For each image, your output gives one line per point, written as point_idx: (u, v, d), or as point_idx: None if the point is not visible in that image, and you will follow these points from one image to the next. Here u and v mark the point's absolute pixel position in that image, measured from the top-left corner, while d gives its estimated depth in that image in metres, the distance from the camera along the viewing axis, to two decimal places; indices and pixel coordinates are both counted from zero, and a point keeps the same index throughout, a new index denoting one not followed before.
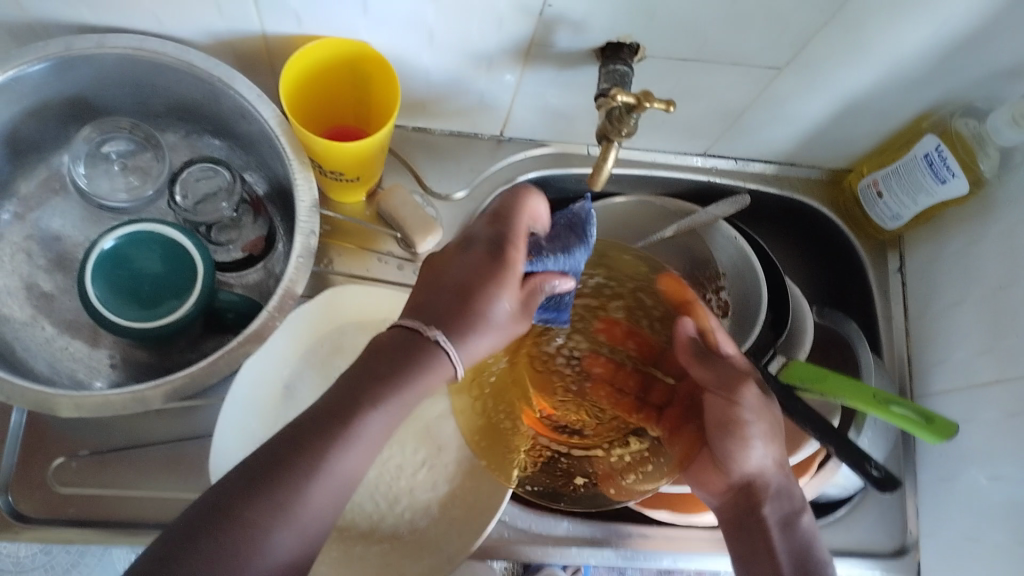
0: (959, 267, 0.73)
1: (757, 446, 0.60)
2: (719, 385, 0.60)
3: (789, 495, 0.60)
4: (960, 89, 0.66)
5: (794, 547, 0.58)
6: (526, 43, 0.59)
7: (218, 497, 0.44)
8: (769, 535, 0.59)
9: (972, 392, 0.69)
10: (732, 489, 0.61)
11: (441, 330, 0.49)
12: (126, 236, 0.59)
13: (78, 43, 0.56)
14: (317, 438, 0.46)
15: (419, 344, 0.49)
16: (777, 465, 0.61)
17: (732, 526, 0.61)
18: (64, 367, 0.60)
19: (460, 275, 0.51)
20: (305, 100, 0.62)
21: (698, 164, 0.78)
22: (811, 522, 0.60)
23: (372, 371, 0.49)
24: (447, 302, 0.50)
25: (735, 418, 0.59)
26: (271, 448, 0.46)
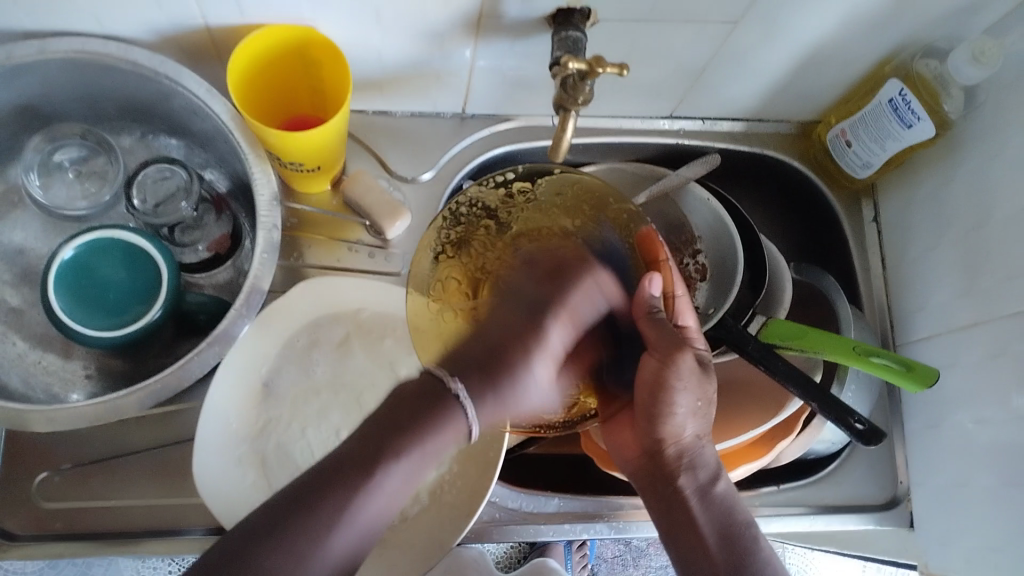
0: (932, 212, 0.72)
1: (683, 419, 0.56)
2: (655, 353, 0.52)
3: (702, 463, 0.58)
4: (921, 30, 0.65)
5: (716, 521, 0.57)
6: (476, 16, 0.58)
7: (246, 537, 0.45)
8: (691, 508, 0.57)
9: (953, 336, 0.69)
10: (650, 450, 0.58)
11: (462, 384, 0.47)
12: (84, 245, 0.58)
13: (18, 51, 0.55)
14: (336, 489, 0.46)
15: (441, 398, 0.47)
16: (698, 433, 0.58)
17: (650, 489, 0.59)
18: (39, 381, 0.60)
19: (494, 331, 0.51)
20: (255, 91, 0.61)
21: (666, 127, 0.78)
22: (729, 491, 0.58)
23: (387, 430, 0.48)
24: (477, 356, 0.50)
25: (664, 389, 0.53)
26: (288, 494, 0.47)
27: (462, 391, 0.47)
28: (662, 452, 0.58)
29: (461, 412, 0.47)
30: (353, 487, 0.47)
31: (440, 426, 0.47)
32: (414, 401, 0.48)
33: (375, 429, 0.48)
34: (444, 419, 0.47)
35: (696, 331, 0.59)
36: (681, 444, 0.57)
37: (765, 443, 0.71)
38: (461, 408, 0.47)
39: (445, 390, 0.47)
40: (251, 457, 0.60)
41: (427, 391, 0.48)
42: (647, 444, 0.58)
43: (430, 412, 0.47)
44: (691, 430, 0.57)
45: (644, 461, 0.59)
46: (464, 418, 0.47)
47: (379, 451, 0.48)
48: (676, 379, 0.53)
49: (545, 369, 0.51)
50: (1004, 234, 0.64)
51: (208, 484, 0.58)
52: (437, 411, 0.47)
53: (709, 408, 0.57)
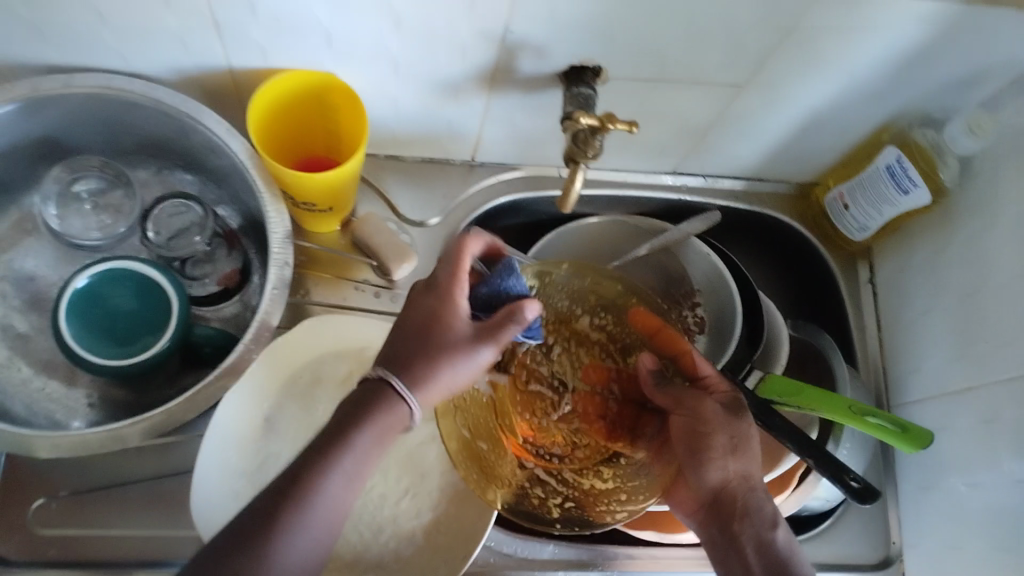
0: (927, 275, 0.74)
1: (724, 460, 0.59)
2: (677, 408, 0.59)
3: (757, 510, 0.58)
4: (918, 100, 0.68)
5: (769, 562, 0.56)
6: (490, 70, 0.60)
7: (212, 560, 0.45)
8: (743, 553, 0.57)
9: (946, 399, 0.70)
10: (704, 503, 0.60)
11: (398, 376, 0.51)
12: (99, 275, 0.59)
13: (46, 84, 0.57)
14: (286, 509, 0.47)
15: (382, 392, 0.51)
16: (749, 480, 0.59)
17: (710, 542, 0.60)
18: (42, 408, 0.60)
19: (417, 317, 0.52)
20: (274, 133, 0.63)
21: (669, 182, 0.80)
22: (787, 536, 0.58)
23: (339, 424, 0.49)
24: (409, 344, 0.52)
25: (701, 436, 0.58)
26: (239, 524, 0.46)
27: (397, 380, 0.50)
28: (720, 497, 0.59)
29: (404, 402, 0.50)
30: (301, 497, 0.47)
31: (378, 418, 0.50)
32: (358, 400, 0.50)
33: (320, 441, 0.49)
34: (385, 411, 0.50)
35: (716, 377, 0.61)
36: (728, 484, 0.59)
37: None
38: (404, 401, 0.50)
39: (391, 389, 0.51)
40: (249, 491, 0.60)
41: (361, 398, 0.50)
42: (703, 494, 0.60)
43: (370, 404, 0.50)
44: (739, 469, 0.59)
45: (703, 515, 0.61)
46: (407, 408, 0.50)
47: (321, 455, 0.49)
48: (700, 422, 0.58)
49: (466, 365, 0.51)
50: (999, 300, 0.66)
51: (206, 513, 0.58)
52: (379, 402, 0.50)
53: (751, 448, 0.59)
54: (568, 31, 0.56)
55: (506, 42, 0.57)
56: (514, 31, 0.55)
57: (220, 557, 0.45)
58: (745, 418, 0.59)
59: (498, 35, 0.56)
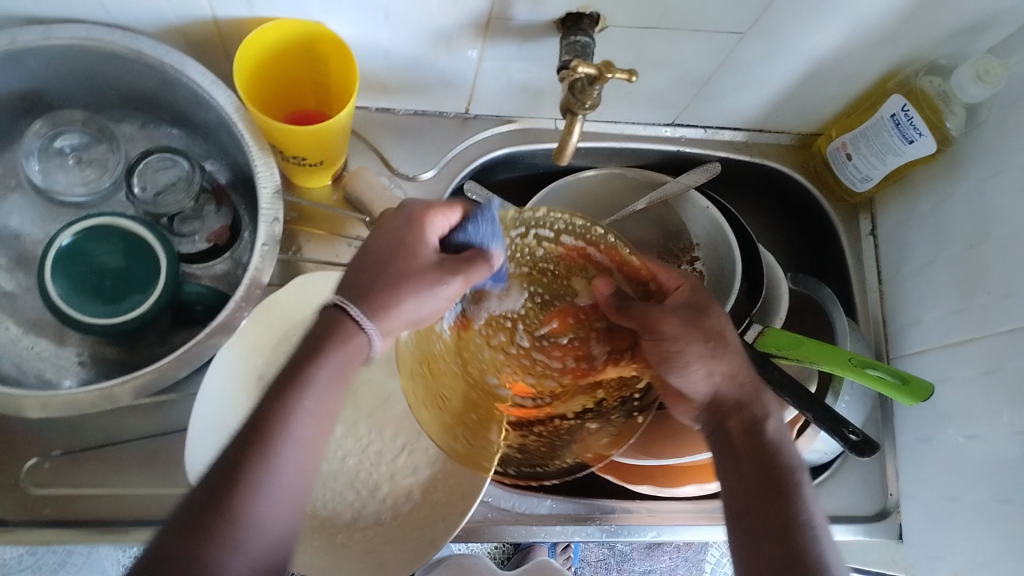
0: (929, 226, 0.73)
1: (695, 363, 0.58)
2: (639, 328, 0.58)
3: (748, 405, 0.59)
4: (925, 47, 0.65)
5: (758, 456, 0.57)
6: (484, 18, 0.58)
7: (202, 496, 0.45)
8: (739, 449, 0.57)
9: (946, 351, 0.70)
10: (699, 409, 0.60)
11: (357, 306, 0.52)
12: (84, 232, 0.58)
13: (24, 35, 0.55)
14: (256, 455, 0.46)
15: (340, 321, 0.51)
16: (727, 377, 0.59)
17: (714, 443, 0.59)
18: (31, 367, 0.60)
19: (385, 247, 0.54)
20: (259, 85, 0.61)
21: (667, 134, 0.78)
22: (779, 430, 0.58)
23: (297, 364, 0.50)
24: (365, 277, 0.53)
25: (665, 348, 0.57)
26: (227, 455, 0.47)
27: (357, 311, 0.51)
28: (717, 401, 0.59)
29: (363, 331, 0.51)
30: (254, 459, 0.46)
31: (336, 347, 0.50)
32: (321, 333, 0.51)
33: (285, 380, 0.49)
34: (345, 334, 0.51)
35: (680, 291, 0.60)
36: (709, 390, 0.59)
37: None
38: (365, 331, 0.51)
39: (347, 317, 0.52)
40: None
41: (321, 329, 0.51)
42: (698, 403, 0.60)
43: (335, 330, 0.51)
44: (716, 371, 0.58)
45: (704, 428, 0.60)
46: (364, 334, 0.51)
47: (280, 398, 0.48)
48: (667, 340, 0.57)
49: (440, 294, 0.53)
50: (1001, 251, 0.65)
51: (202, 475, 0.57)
52: (335, 332, 0.51)
53: (726, 349, 0.59)
54: None
55: None
56: None
57: (202, 501, 0.45)
58: (711, 321, 0.59)
59: None
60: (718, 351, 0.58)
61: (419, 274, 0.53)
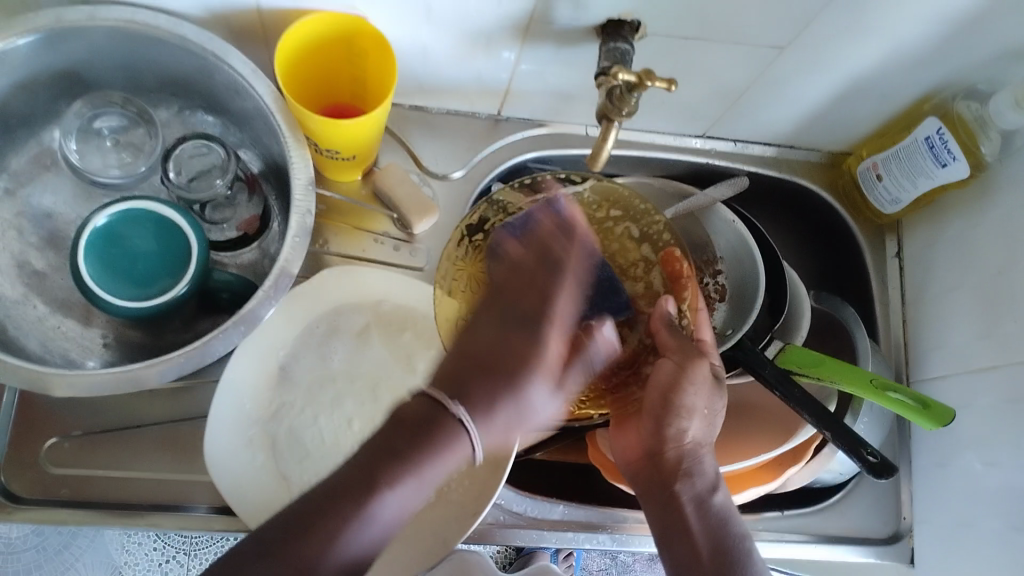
0: (957, 251, 0.72)
1: (688, 421, 0.56)
2: (673, 355, 0.54)
3: (700, 472, 0.57)
4: (963, 71, 0.65)
5: (706, 527, 0.56)
6: (525, 20, 0.58)
7: (262, 543, 0.43)
8: (683, 512, 0.56)
9: (968, 377, 0.69)
10: (645, 456, 0.58)
11: (463, 407, 0.48)
12: (118, 214, 0.58)
13: (69, 15, 0.55)
14: (339, 508, 0.44)
15: (444, 420, 0.48)
16: (701, 440, 0.58)
17: (645, 495, 0.58)
18: (57, 346, 0.60)
19: (480, 346, 0.52)
20: (299, 76, 0.61)
21: (697, 146, 0.78)
22: (725, 500, 0.57)
23: (383, 444, 0.47)
24: (471, 373, 0.51)
25: (675, 397, 0.54)
26: (278, 523, 0.44)
27: (465, 414, 0.48)
28: (663, 457, 0.57)
29: (466, 433, 0.48)
30: (356, 508, 0.45)
31: (443, 451, 0.47)
32: (415, 422, 0.47)
33: (382, 447, 0.47)
34: (445, 443, 0.47)
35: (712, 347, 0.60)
36: (681, 448, 0.57)
37: (774, 467, 0.71)
38: (464, 429, 0.48)
39: (449, 416, 0.48)
40: (262, 438, 0.60)
41: (425, 420, 0.47)
42: (649, 445, 0.57)
43: (432, 435, 0.47)
44: (696, 435, 0.57)
45: (641, 463, 0.58)
46: (468, 436, 0.48)
47: (380, 468, 0.46)
48: (688, 383, 0.54)
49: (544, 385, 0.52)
50: None
51: (219, 465, 0.58)
52: (437, 432, 0.47)
53: (714, 420, 0.58)
54: None
55: None
56: None
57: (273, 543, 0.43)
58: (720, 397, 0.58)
59: None
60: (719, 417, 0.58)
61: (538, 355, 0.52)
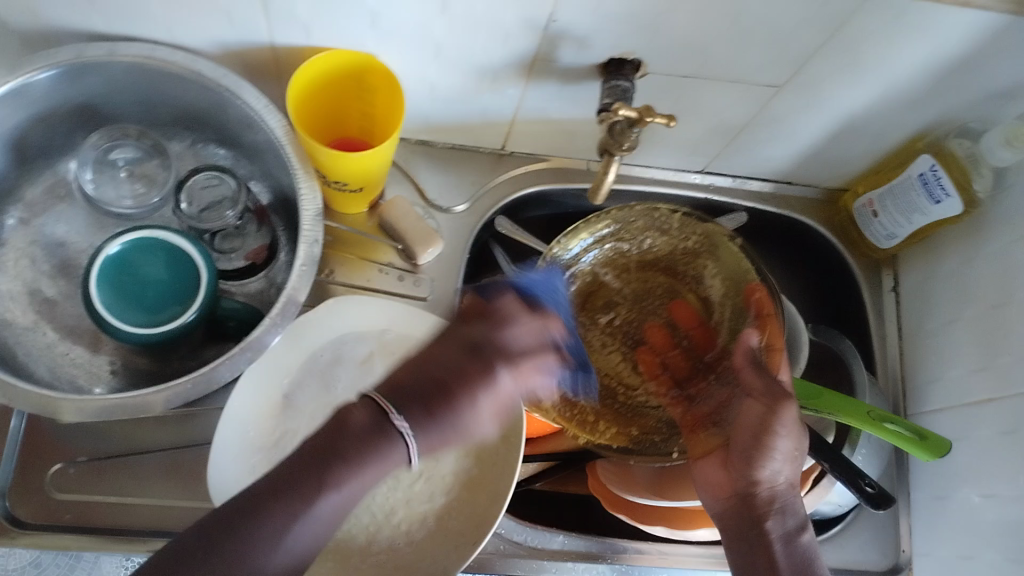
0: (952, 286, 0.73)
1: (778, 461, 0.58)
2: (762, 398, 0.60)
3: (790, 510, 0.58)
4: (955, 110, 0.67)
5: (792, 562, 0.56)
6: (530, 58, 0.60)
7: (205, 529, 0.44)
8: (772, 547, 0.57)
9: (965, 411, 0.70)
10: (734, 495, 0.59)
11: (403, 417, 0.49)
12: (129, 243, 0.60)
13: (89, 51, 0.57)
14: (278, 505, 0.45)
15: (377, 421, 0.48)
16: (789, 483, 0.59)
17: (733, 536, 0.59)
18: (65, 373, 0.60)
19: (437, 370, 0.53)
20: (310, 110, 0.63)
21: (696, 181, 0.80)
22: (812, 541, 0.58)
23: (322, 444, 0.47)
24: (424, 391, 0.51)
25: (765, 435, 0.58)
26: (237, 504, 0.45)
27: (405, 426, 0.48)
28: (755, 496, 0.58)
29: (402, 441, 0.48)
30: (291, 505, 0.45)
31: (379, 458, 0.47)
32: (360, 430, 0.48)
33: (315, 452, 0.47)
34: (382, 452, 0.47)
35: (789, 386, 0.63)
36: (767, 487, 0.58)
37: None
38: (403, 439, 0.48)
39: (387, 424, 0.48)
40: (266, 466, 0.60)
41: (350, 416, 0.48)
42: (740, 484, 0.59)
43: (372, 441, 0.47)
44: (790, 475, 0.59)
45: (731, 505, 0.59)
46: (405, 445, 0.48)
47: (315, 478, 0.46)
48: (779, 424, 0.58)
49: (486, 407, 0.54)
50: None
51: (223, 489, 0.58)
52: (378, 441, 0.47)
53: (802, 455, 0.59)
54: (613, 21, 0.56)
55: (550, 31, 0.56)
56: (558, 19, 0.55)
57: (207, 533, 0.43)
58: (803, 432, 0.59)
59: (542, 22, 0.55)
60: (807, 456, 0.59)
61: (478, 372, 0.53)
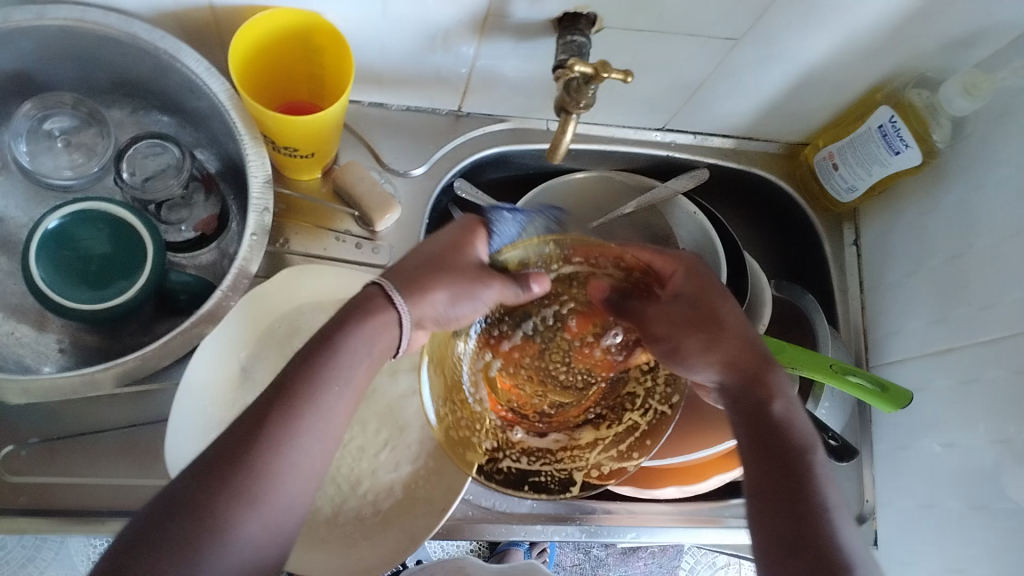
0: (911, 238, 0.74)
1: (703, 357, 0.58)
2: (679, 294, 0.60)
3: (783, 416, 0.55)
4: (913, 60, 0.66)
5: (767, 433, 0.54)
6: (482, 14, 0.58)
7: (186, 480, 0.45)
8: (797, 464, 0.52)
9: (925, 361, 0.70)
10: (726, 394, 0.58)
11: (400, 298, 0.51)
12: (70, 215, 0.57)
13: (15, 15, 0.54)
14: (226, 480, 0.45)
15: (373, 301, 0.51)
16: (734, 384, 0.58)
17: (741, 436, 0.56)
18: (10, 353, 0.58)
19: (417, 256, 0.54)
20: (254, 73, 0.60)
21: (657, 139, 0.79)
22: (792, 410, 0.56)
23: (325, 338, 0.50)
24: (408, 269, 0.53)
25: (695, 313, 0.59)
26: (202, 462, 0.46)
27: (400, 300, 0.51)
28: (731, 376, 0.58)
29: (394, 313, 0.51)
30: (246, 472, 0.45)
31: (365, 319, 0.50)
32: (362, 308, 0.51)
33: (263, 416, 0.47)
34: (375, 309, 0.51)
35: (709, 274, 0.61)
36: (723, 365, 0.58)
37: None
38: (396, 309, 0.51)
39: (380, 296, 0.52)
40: None
41: (359, 304, 0.51)
42: (709, 374, 0.59)
43: (368, 306, 0.51)
44: (735, 354, 0.58)
45: (720, 397, 0.59)
46: (394, 315, 0.51)
47: (256, 430, 0.46)
48: (683, 300, 0.60)
49: (467, 304, 0.53)
50: (982, 264, 0.66)
51: (181, 469, 0.56)
52: (369, 306, 0.51)
53: (755, 337, 0.59)
54: None
55: None
56: None
57: (196, 477, 0.45)
58: (733, 310, 0.60)
59: None
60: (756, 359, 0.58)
61: (443, 266, 0.53)
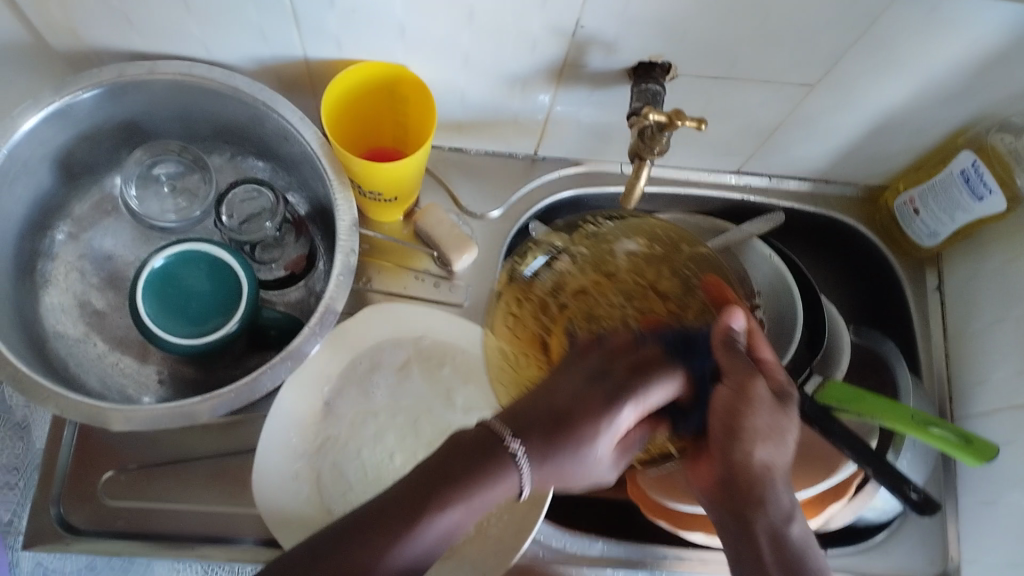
0: (998, 285, 0.72)
1: (755, 445, 0.48)
2: (728, 378, 0.47)
3: (776, 499, 0.50)
4: (996, 104, 0.65)
5: (782, 555, 0.49)
6: (560, 64, 0.60)
7: (346, 526, 0.45)
8: (758, 545, 0.49)
9: (1013, 412, 0.68)
10: (717, 484, 0.50)
11: (520, 442, 0.47)
12: (175, 255, 0.61)
13: (131, 69, 0.59)
14: (387, 526, 0.45)
15: (499, 454, 0.46)
16: (785, 466, 0.50)
17: (723, 527, 0.52)
18: (114, 382, 0.62)
19: (560, 399, 0.47)
20: (344, 122, 0.64)
21: (732, 182, 0.79)
22: (805, 531, 0.50)
23: (445, 468, 0.46)
24: (542, 423, 0.47)
25: (739, 420, 0.47)
26: (340, 526, 0.45)
27: (519, 449, 0.46)
28: (737, 480, 0.49)
29: (517, 468, 0.46)
30: (406, 522, 0.45)
31: (499, 478, 0.46)
32: (470, 448, 0.47)
33: (433, 469, 0.47)
34: (498, 473, 0.46)
35: (776, 363, 0.51)
36: (752, 471, 0.49)
37: (816, 504, 0.69)
38: (516, 463, 0.46)
39: (500, 448, 0.47)
40: (309, 472, 0.61)
41: (475, 446, 0.47)
42: (717, 472, 0.50)
43: (483, 462, 0.46)
44: (764, 455, 0.49)
45: (716, 491, 0.50)
46: (518, 474, 0.46)
47: (428, 496, 0.46)
48: (747, 406, 0.47)
49: (607, 444, 0.48)
50: None
51: (268, 494, 0.59)
52: (491, 462, 0.46)
53: (786, 438, 0.50)
54: (642, 27, 0.56)
55: (578, 37, 0.57)
56: (586, 25, 0.55)
57: (353, 525, 0.45)
58: (789, 413, 0.50)
59: (570, 29, 0.56)
60: (792, 432, 0.50)
61: (603, 392, 0.46)
